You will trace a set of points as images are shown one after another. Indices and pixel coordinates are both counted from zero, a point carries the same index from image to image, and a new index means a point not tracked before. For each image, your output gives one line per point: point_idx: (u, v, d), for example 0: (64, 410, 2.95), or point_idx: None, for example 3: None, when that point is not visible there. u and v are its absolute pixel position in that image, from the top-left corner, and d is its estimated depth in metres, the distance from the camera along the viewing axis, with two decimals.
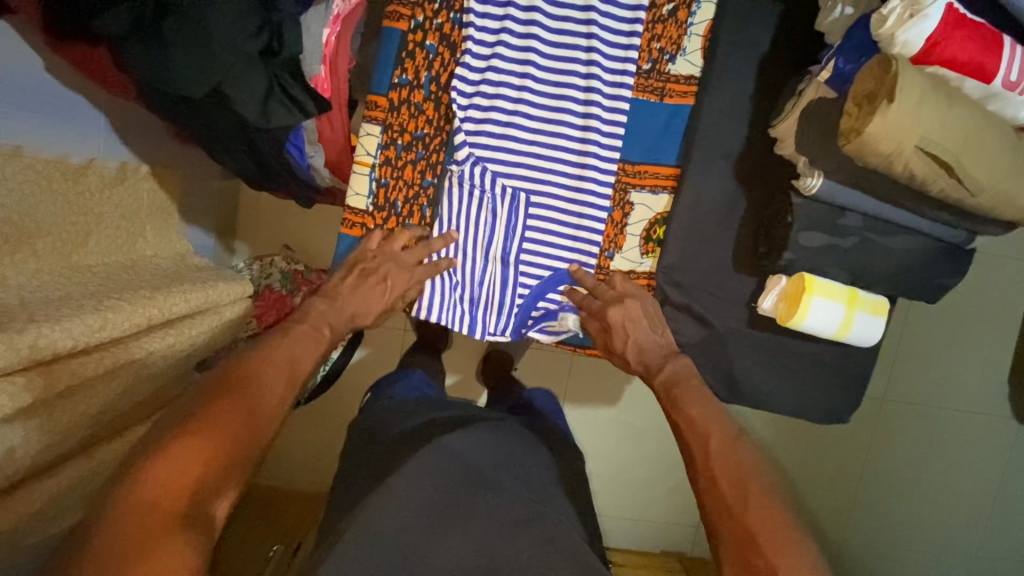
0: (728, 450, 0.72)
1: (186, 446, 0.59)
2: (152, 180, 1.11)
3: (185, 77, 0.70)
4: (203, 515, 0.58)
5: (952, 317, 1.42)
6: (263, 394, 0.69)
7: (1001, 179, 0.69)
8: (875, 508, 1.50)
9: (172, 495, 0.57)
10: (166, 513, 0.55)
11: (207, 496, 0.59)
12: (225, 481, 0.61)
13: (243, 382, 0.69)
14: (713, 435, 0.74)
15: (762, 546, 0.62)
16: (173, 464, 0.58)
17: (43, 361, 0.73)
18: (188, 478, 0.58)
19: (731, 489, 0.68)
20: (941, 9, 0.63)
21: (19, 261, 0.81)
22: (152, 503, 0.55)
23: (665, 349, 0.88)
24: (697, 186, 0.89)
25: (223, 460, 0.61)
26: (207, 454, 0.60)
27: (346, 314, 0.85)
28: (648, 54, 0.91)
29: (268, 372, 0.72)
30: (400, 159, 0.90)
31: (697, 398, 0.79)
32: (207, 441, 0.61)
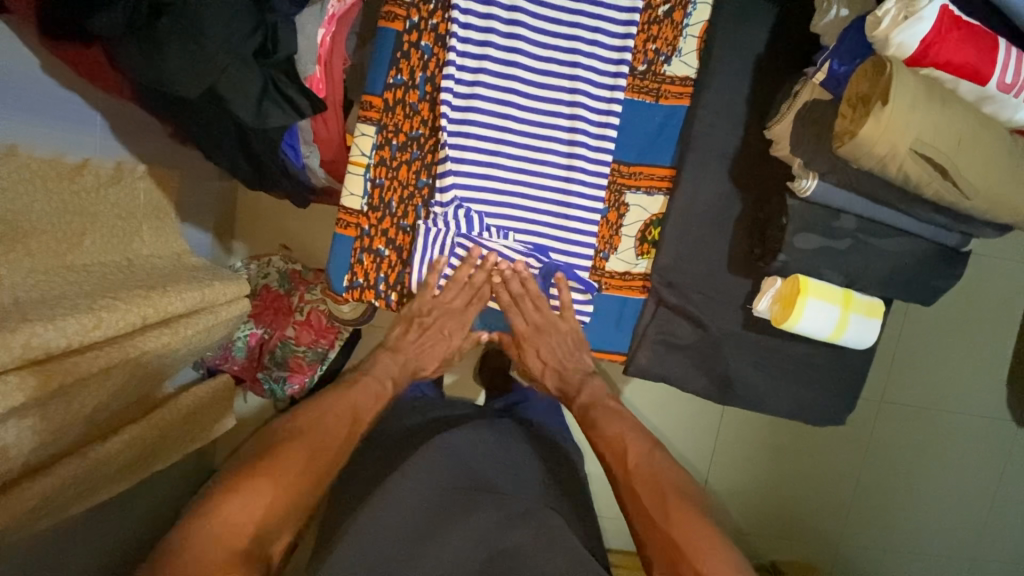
0: (645, 466, 0.85)
1: (269, 484, 0.69)
2: (149, 180, 1.11)
3: (180, 77, 0.69)
4: (264, 554, 0.66)
5: (949, 318, 1.42)
6: (329, 441, 0.80)
7: (997, 182, 0.69)
8: (873, 510, 1.50)
9: (244, 527, 0.65)
10: (238, 546, 0.63)
11: (269, 537, 0.67)
12: (281, 526, 0.69)
13: (315, 431, 0.80)
14: (625, 453, 0.87)
15: (686, 553, 0.72)
16: (246, 499, 0.66)
17: (38, 360, 0.73)
18: (266, 514, 0.67)
19: (646, 519, 0.78)
20: (936, 11, 0.63)
21: (13, 260, 0.80)
22: (229, 537, 0.63)
23: (581, 373, 1.02)
24: (691, 189, 0.89)
25: (291, 508, 0.70)
26: (282, 496, 0.69)
27: (406, 368, 1.01)
28: (644, 55, 0.91)
29: (330, 424, 0.83)
30: (394, 159, 0.90)
31: (611, 420, 0.94)
32: (272, 481, 0.70)
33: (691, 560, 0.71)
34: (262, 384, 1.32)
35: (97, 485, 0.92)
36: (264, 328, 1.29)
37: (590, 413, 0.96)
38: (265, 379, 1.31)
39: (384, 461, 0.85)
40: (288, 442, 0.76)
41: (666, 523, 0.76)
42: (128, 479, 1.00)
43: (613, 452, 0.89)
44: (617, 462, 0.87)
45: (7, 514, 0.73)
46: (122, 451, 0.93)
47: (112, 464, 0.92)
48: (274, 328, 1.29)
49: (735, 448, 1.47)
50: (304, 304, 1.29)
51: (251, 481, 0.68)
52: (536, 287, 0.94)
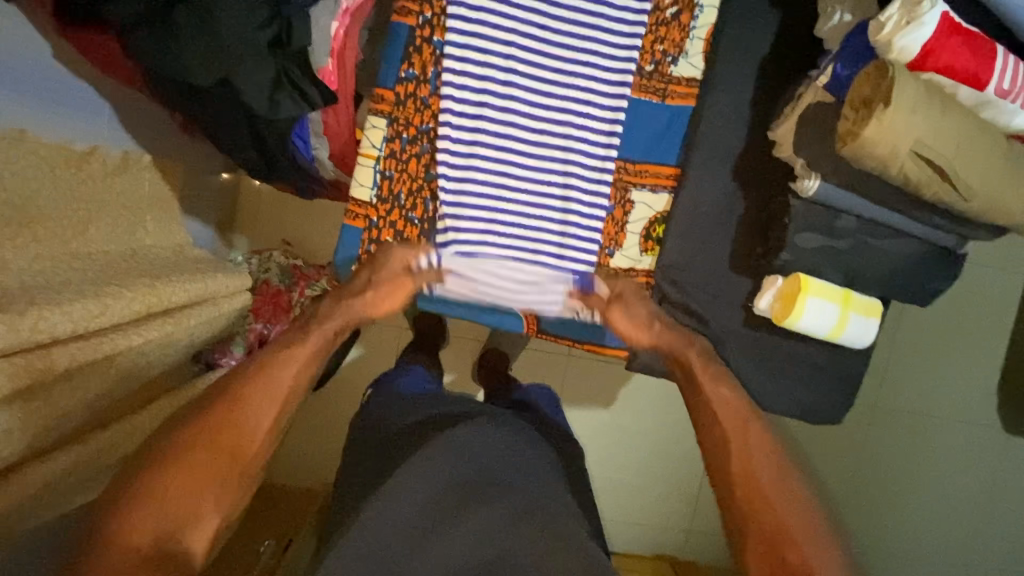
0: (763, 433, 0.68)
1: (163, 481, 0.58)
2: (154, 170, 1.12)
3: (194, 65, 0.70)
4: (178, 550, 0.57)
5: (943, 326, 1.44)
6: (242, 416, 0.64)
7: (993, 185, 0.71)
8: (866, 514, 1.51)
9: (143, 534, 0.56)
10: (137, 554, 0.54)
11: (177, 534, 0.57)
12: (195, 515, 0.59)
13: (226, 403, 0.65)
14: (744, 420, 0.70)
15: (798, 543, 0.60)
16: (142, 502, 0.57)
17: (42, 344, 0.73)
18: (165, 514, 0.57)
19: (747, 484, 0.65)
20: (937, 17, 0.65)
21: (20, 245, 0.79)
22: (127, 545, 0.54)
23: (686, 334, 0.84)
24: (695, 187, 0.91)
25: (196, 500, 0.59)
26: (182, 489, 0.59)
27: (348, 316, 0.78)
28: (651, 56, 0.92)
29: (251, 390, 0.66)
30: (404, 152, 0.90)
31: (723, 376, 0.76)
32: (166, 475, 0.59)
33: (802, 550, 0.60)
34: None
35: (101, 475, 0.91)
36: (264, 323, 1.28)
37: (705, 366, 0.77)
38: None
39: (387, 453, 0.86)
40: (186, 427, 0.62)
41: (777, 507, 0.63)
42: None
43: (722, 408, 0.71)
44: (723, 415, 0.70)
45: (8, 498, 0.72)
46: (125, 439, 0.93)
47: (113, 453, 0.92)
48: (273, 323, 1.29)
49: None
50: (302, 301, 1.30)
51: (140, 482, 0.58)
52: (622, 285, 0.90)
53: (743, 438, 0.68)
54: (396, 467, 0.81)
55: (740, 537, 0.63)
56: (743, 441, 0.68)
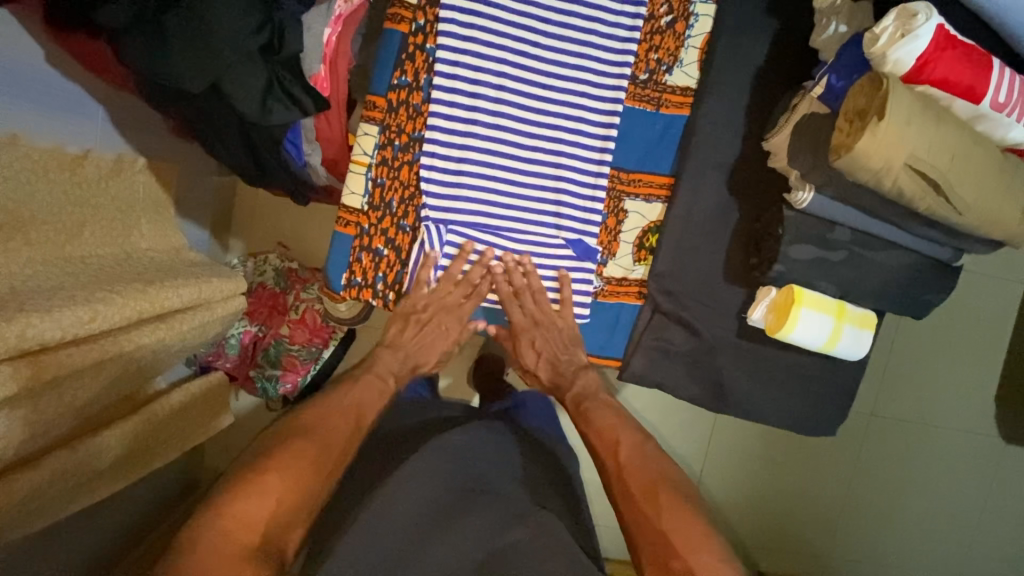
0: (636, 456, 0.81)
1: (276, 484, 0.65)
2: (149, 173, 1.11)
3: (185, 69, 0.69)
4: (280, 550, 0.61)
5: (940, 334, 1.44)
6: (335, 441, 0.75)
7: (987, 199, 0.70)
8: (863, 523, 1.50)
9: (254, 529, 0.61)
10: (250, 544, 0.59)
11: (279, 533, 0.62)
12: (296, 517, 0.65)
13: (317, 427, 0.75)
14: (617, 447, 0.84)
15: (678, 548, 0.68)
16: (248, 499, 0.62)
17: (31, 351, 0.72)
18: (275, 513, 0.63)
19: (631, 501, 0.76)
20: (932, 29, 0.64)
21: (12, 249, 0.79)
22: (241, 538, 0.59)
23: (575, 365, 0.98)
24: (689, 197, 0.90)
25: (301, 503, 0.66)
26: (290, 492, 0.65)
27: (406, 363, 0.97)
28: (646, 64, 0.92)
29: (334, 420, 0.78)
30: (396, 159, 0.90)
31: (604, 412, 0.91)
32: (278, 478, 0.65)
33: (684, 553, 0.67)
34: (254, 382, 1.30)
35: (91, 482, 0.91)
36: (259, 326, 1.30)
37: (580, 404, 0.93)
38: (258, 378, 1.30)
39: (379, 462, 0.85)
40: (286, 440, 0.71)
41: (653, 517, 0.72)
42: (122, 478, 0.99)
43: (603, 444, 0.86)
44: (608, 450, 0.84)
45: None
46: (114, 446, 0.93)
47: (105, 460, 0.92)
48: (269, 325, 1.30)
49: (726, 456, 1.47)
50: (299, 303, 1.29)
51: (257, 481, 0.64)
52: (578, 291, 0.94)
53: (620, 465, 0.81)
54: (386, 476, 0.81)
55: (633, 545, 0.72)
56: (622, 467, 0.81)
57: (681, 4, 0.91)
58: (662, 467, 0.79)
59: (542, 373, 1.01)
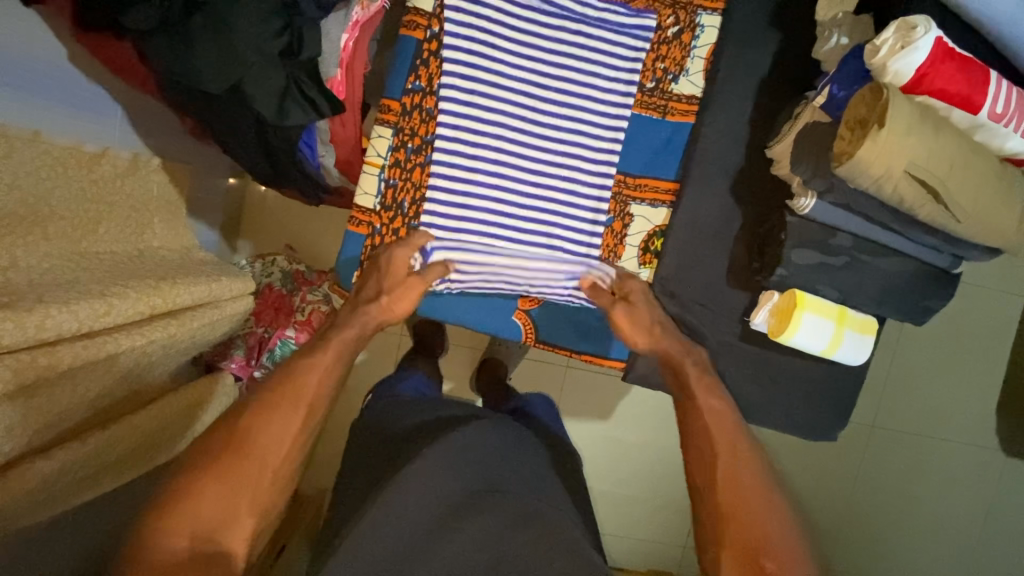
0: (744, 447, 0.71)
1: (205, 490, 0.63)
2: (162, 173, 1.14)
3: (208, 72, 0.72)
4: (218, 552, 0.62)
5: (939, 345, 1.45)
6: (266, 433, 0.68)
7: (986, 207, 0.72)
8: (866, 533, 1.50)
9: (181, 536, 0.61)
10: (183, 552, 0.60)
11: (213, 534, 0.62)
12: (234, 515, 0.64)
13: (261, 415, 0.69)
14: (736, 431, 0.73)
15: (765, 561, 0.62)
16: (177, 508, 0.62)
17: (46, 341, 0.73)
18: (207, 516, 0.62)
19: (734, 497, 0.66)
20: (931, 42, 0.66)
21: (30, 242, 0.81)
22: (166, 547, 0.60)
23: (683, 338, 0.88)
24: (694, 202, 0.93)
25: (229, 508, 0.63)
26: (212, 498, 0.63)
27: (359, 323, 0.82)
28: (653, 73, 0.95)
29: (292, 399, 0.71)
30: (409, 161, 0.92)
31: (721, 391, 0.79)
32: (201, 484, 0.63)
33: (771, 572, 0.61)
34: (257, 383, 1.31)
35: (96, 476, 0.92)
36: (263, 327, 1.31)
37: (703, 373, 0.81)
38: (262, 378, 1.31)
39: (386, 458, 0.86)
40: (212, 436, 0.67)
41: (750, 519, 0.65)
42: (126, 473, 0.99)
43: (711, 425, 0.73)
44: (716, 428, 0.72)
45: (7, 494, 0.72)
46: (123, 438, 0.93)
47: (113, 452, 0.93)
48: (274, 326, 1.31)
49: None
50: (304, 305, 1.31)
51: (184, 485, 0.63)
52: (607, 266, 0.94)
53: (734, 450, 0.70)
54: (393, 472, 0.82)
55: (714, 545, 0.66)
56: (734, 451, 0.70)
57: (687, 16, 0.94)
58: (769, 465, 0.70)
59: (650, 331, 0.87)
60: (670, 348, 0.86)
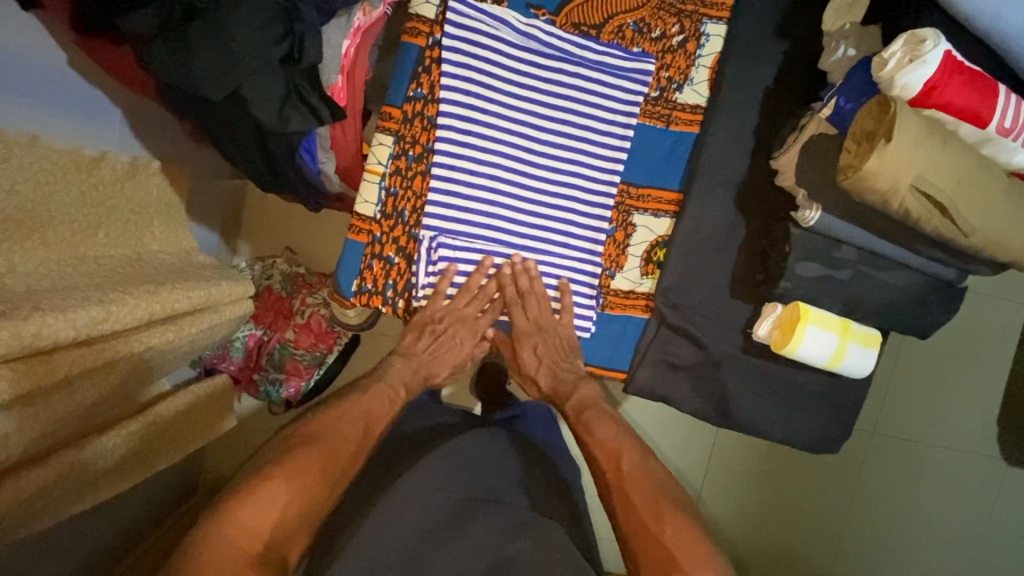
0: (636, 465, 0.83)
1: (283, 490, 0.65)
2: (162, 176, 1.12)
3: (206, 78, 0.70)
4: (281, 558, 0.62)
5: (942, 354, 1.44)
6: (342, 451, 0.75)
7: (994, 222, 0.71)
8: (865, 543, 1.50)
9: (259, 535, 0.62)
10: (254, 551, 0.60)
11: (280, 542, 0.63)
12: (299, 524, 0.66)
13: (326, 437, 0.75)
14: (616, 457, 0.85)
15: (679, 561, 0.69)
16: (256, 504, 0.63)
17: (44, 350, 0.73)
18: (281, 521, 0.64)
19: (632, 520, 0.75)
20: (940, 56, 0.66)
21: (28, 248, 0.80)
22: (243, 543, 0.60)
23: (575, 375, 0.98)
24: (698, 213, 0.92)
25: (304, 513, 0.66)
26: (293, 502, 0.66)
27: (419, 375, 0.97)
28: (657, 82, 0.94)
29: (346, 431, 0.79)
30: (410, 169, 0.90)
31: (605, 424, 0.91)
32: (283, 486, 0.66)
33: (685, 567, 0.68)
34: (256, 385, 1.32)
35: (97, 481, 0.91)
36: (263, 329, 1.30)
37: (583, 414, 0.93)
38: (262, 381, 1.32)
39: (385, 468, 0.86)
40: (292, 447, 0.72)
41: (655, 528, 0.73)
42: (125, 482, 0.99)
43: (602, 452, 0.86)
44: (608, 465, 0.84)
45: (3, 503, 0.71)
46: (118, 446, 0.93)
47: (109, 461, 0.92)
48: (274, 330, 1.30)
49: (726, 470, 1.47)
50: (304, 308, 1.30)
51: (263, 487, 0.65)
52: (569, 292, 0.95)
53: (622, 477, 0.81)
54: (392, 482, 0.81)
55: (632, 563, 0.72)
56: (620, 481, 0.81)
57: (693, 25, 0.92)
58: (658, 479, 0.81)
59: (541, 379, 1.01)
60: (568, 379, 0.98)
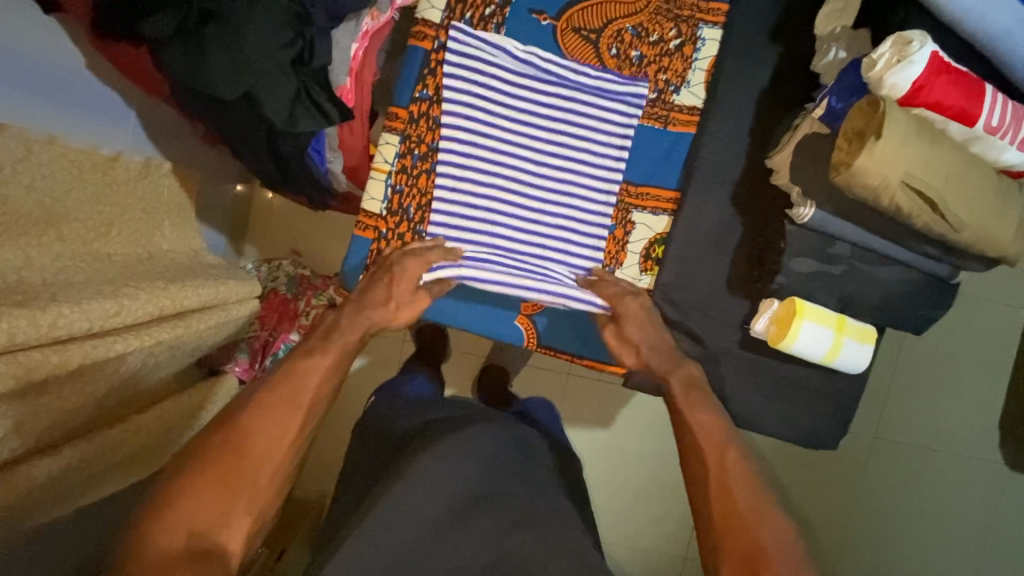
0: (738, 455, 0.79)
1: (199, 490, 0.65)
2: (173, 177, 1.15)
3: (222, 79, 0.73)
4: (215, 549, 0.63)
5: (939, 356, 1.45)
6: (268, 432, 0.72)
7: (982, 217, 0.73)
8: (869, 546, 1.49)
9: (179, 532, 0.62)
10: (181, 546, 0.61)
11: (213, 533, 0.64)
12: (230, 513, 0.66)
13: (248, 420, 0.72)
14: (722, 446, 0.80)
15: (771, 559, 0.67)
16: (177, 504, 0.63)
17: (59, 339, 0.75)
18: (204, 513, 0.64)
19: (721, 512, 0.73)
20: (927, 56, 0.68)
21: (44, 243, 0.82)
22: (162, 544, 0.61)
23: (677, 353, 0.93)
24: (695, 211, 0.94)
25: (229, 504, 0.66)
26: (209, 498, 0.65)
27: (367, 322, 0.89)
28: (655, 84, 0.96)
29: (273, 411, 0.74)
30: (415, 167, 0.93)
31: (708, 408, 0.86)
32: (202, 481, 0.66)
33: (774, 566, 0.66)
34: None
35: (100, 476, 0.92)
36: (267, 331, 1.33)
37: (689, 393, 0.87)
38: None
39: (389, 460, 0.88)
40: (216, 434, 0.71)
41: (747, 522, 0.71)
42: (131, 475, 1.00)
43: (704, 439, 0.81)
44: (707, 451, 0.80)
45: (14, 490, 0.73)
46: (125, 440, 0.95)
47: (114, 454, 0.93)
48: (278, 331, 1.33)
49: None
50: (308, 310, 1.32)
51: (180, 487, 0.65)
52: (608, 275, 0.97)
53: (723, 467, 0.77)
54: (395, 473, 0.83)
55: (714, 549, 0.71)
56: (721, 471, 0.77)
57: (689, 29, 0.96)
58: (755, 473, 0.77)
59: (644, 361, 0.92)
60: (670, 357, 0.92)
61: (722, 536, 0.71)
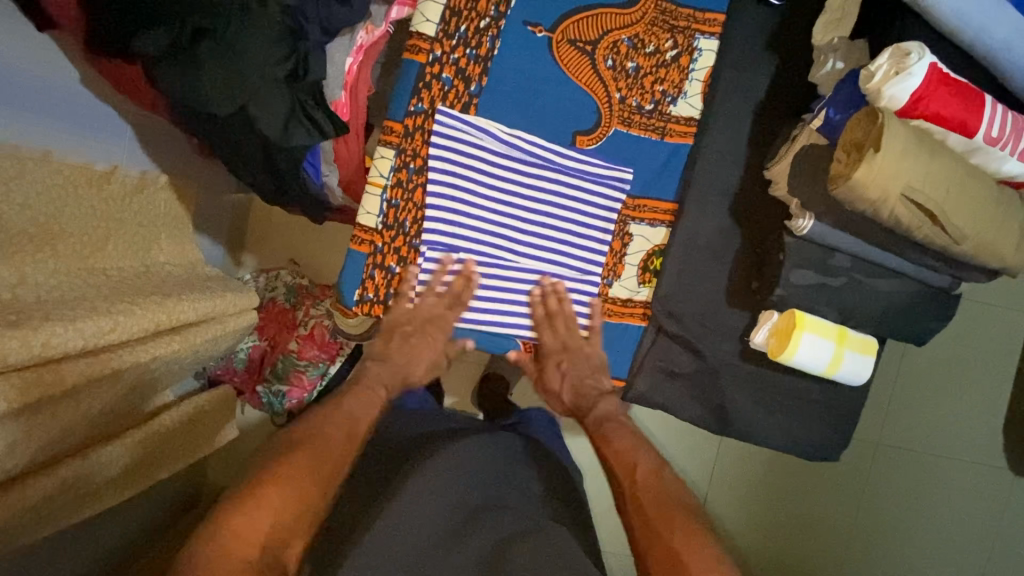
0: (650, 473, 0.85)
1: (272, 492, 0.66)
2: (169, 190, 1.15)
3: (214, 95, 0.73)
4: (279, 561, 0.63)
5: (942, 362, 1.44)
6: (328, 446, 0.78)
7: (983, 229, 0.72)
8: (874, 554, 1.48)
9: (254, 541, 0.62)
10: (251, 558, 0.60)
11: (281, 544, 0.64)
12: (296, 528, 0.67)
13: (312, 438, 0.78)
14: (633, 466, 0.87)
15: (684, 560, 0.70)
16: (246, 512, 0.63)
17: (52, 359, 0.74)
18: (274, 527, 0.64)
19: (653, 514, 0.78)
20: (926, 68, 0.67)
21: (38, 259, 0.82)
22: (242, 550, 0.60)
23: (599, 390, 1.00)
24: (693, 222, 0.94)
25: (301, 514, 0.68)
26: (286, 505, 0.67)
27: (397, 373, 0.99)
28: (652, 95, 0.95)
29: (329, 431, 0.80)
30: (411, 181, 0.92)
31: (623, 435, 0.93)
32: (275, 491, 0.67)
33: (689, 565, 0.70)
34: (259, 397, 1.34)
35: (99, 491, 0.92)
36: (267, 340, 1.33)
37: (603, 428, 0.95)
38: (264, 393, 1.34)
39: (388, 475, 0.87)
40: (288, 450, 0.74)
41: (662, 527, 0.76)
42: (128, 490, 1.00)
43: (618, 463, 0.89)
44: (623, 471, 0.87)
45: (9, 510, 0.72)
46: (123, 455, 0.94)
47: (110, 471, 0.92)
48: (277, 340, 1.32)
49: (731, 482, 1.46)
50: (307, 319, 1.32)
51: (253, 496, 0.65)
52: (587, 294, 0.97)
53: (640, 484, 0.84)
54: (395, 487, 0.82)
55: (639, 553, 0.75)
56: (634, 489, 0.84)
57: (686, 40, 0.95)
58: (673, 485, 0.83)
59: (566, 396, 1.02)
60: (591, 394, 1.00)
61: (641, 541, 0.76)
